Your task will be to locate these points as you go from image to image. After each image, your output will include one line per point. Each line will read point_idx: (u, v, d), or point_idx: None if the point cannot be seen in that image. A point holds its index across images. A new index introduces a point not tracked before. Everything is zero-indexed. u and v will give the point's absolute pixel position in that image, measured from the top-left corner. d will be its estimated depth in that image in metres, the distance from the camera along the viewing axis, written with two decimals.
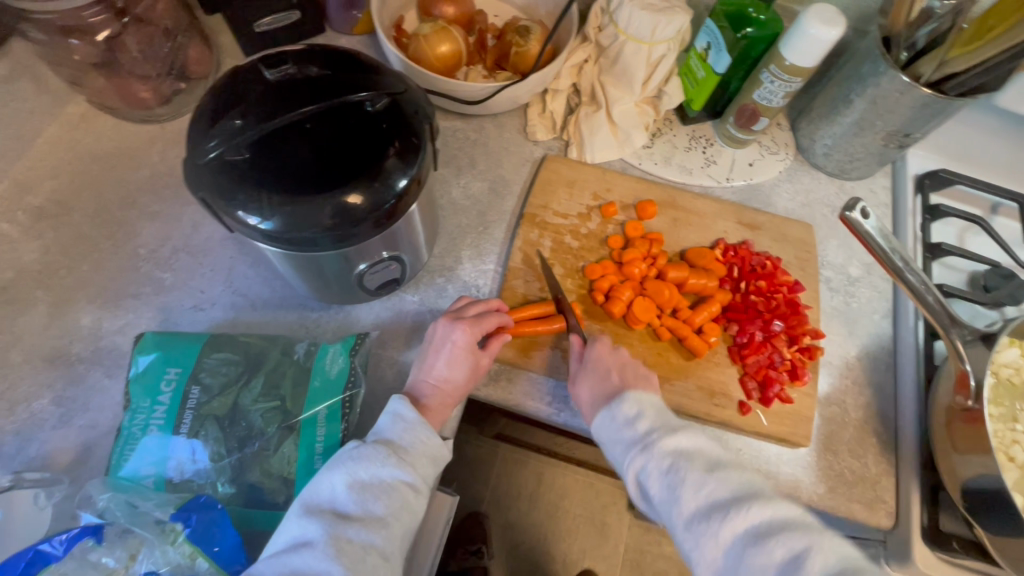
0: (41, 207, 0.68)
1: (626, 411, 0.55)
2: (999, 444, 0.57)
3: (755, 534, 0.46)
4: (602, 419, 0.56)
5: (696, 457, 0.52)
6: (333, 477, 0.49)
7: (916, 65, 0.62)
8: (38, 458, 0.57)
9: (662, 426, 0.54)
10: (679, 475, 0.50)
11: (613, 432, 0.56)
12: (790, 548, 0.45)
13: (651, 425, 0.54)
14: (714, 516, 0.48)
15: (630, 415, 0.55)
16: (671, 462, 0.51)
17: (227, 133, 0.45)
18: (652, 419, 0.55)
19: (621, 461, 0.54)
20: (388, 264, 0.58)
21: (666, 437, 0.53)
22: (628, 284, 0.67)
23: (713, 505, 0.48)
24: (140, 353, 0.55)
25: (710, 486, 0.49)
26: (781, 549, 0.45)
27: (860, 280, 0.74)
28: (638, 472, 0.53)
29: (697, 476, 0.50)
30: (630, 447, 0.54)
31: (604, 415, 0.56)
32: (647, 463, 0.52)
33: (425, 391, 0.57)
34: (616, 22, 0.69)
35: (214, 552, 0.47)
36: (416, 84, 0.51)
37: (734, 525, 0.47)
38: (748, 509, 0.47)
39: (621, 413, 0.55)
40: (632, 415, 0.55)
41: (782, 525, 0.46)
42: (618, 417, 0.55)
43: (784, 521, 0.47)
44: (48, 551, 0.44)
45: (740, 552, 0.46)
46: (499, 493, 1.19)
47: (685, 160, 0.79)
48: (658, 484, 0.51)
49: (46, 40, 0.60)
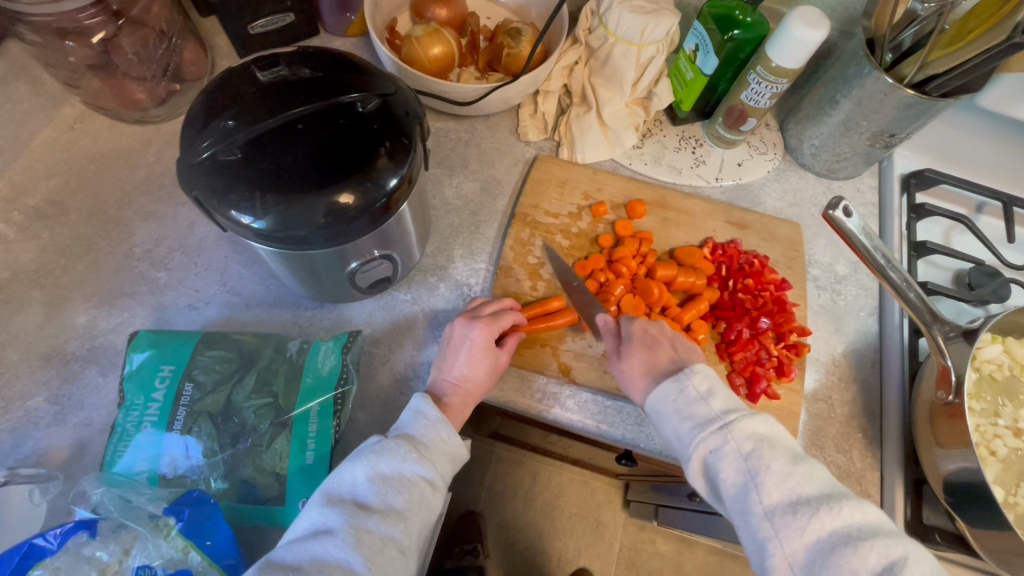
0: (37, 207, 0.69)
1: (697, 387, 0.52)
2: (981, 439, 0.58)
3: (845, 535, 0.42)
4: (666, 391, 0.53)
5: (777, 445, 0.48)
6: (356, 469, 0.50)
7: (899, 67, 0.64)
8: (33, 455, 0.57)
9: (739, 409, 0.50)
10: (762, 461, 0.47)
11: (680, 410, 0.52)
12: (884, 554, 0.41)
13: (726, 406, 0.51)
14: (802, 509, 0.44)
15: (703, 393, 0.52)
16: (752, 447, 0.47)
17: (220, 133, 0.46)
18: (727, 401, 0.51)
19: (689, 438, 0.50)
20: (379, 263, 0.59)
21: (744, 420, 0.49)
22: (618, 283, 0.68)
23: (799, 499, 0.45)
24: (134, 350, 0.56)
25: (795, 478, 0.46)
26: (874, 554, 0.41)
27: (847, 278, 0.75)
28: (710, 452, 0.49)
29: (782, 466, 0.46)
30: (703, 426, 0.50)
31: (669, 388, 0.53)
32: (725, 444, 0.48)
33: (446, 390, 0.59)
34: (606, 24, 0.70)
35: (207, 545, 0.48)
36: (406, 85, 0.52)
37: (822, 522, 0.43)
38: (838, 508, 0.43)
39: (691, 388, 0.52)
40: (704, 393, 0.52)
41: (873, 529, 0.43)
42: (691, 394, 0.52)
43: (873, 525, 0.43)
44: (42, 545, 0.45)
45: (827, 551, 0.42)
46: (495, 492, 1.21)
47: (674, 160, 0.80)
48: (734, 468, 0.47)
49: (42, 42, 0.61)
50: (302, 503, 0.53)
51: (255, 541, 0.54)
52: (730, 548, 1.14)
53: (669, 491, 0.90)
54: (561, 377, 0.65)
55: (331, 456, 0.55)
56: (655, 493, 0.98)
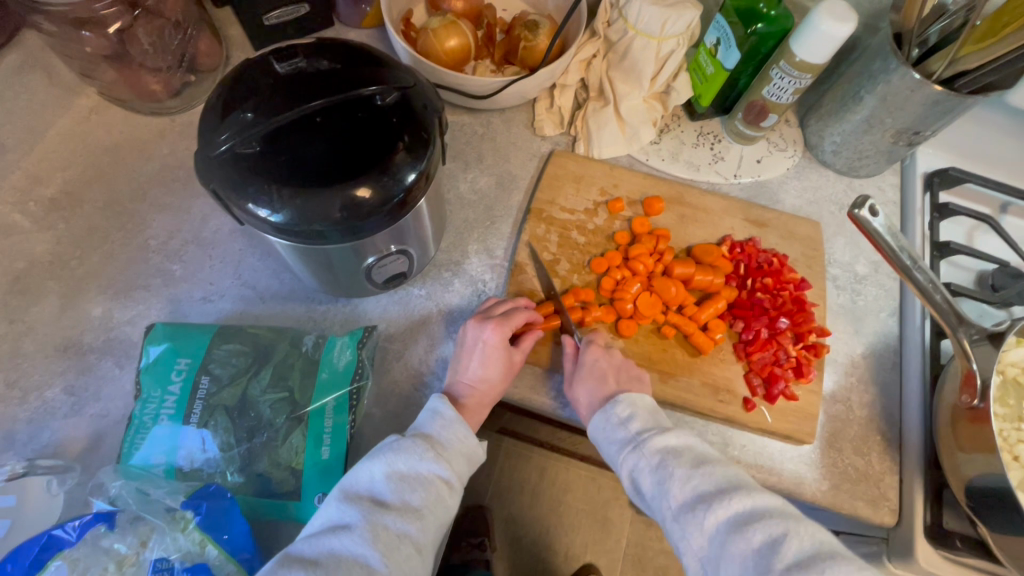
0: (53, 198, 0.69)
1: (619, 412, 0.56)
2: (1004, 443, 0.57)
3: (737, 523, 0.47)
4: (595, 420, 0.57)
5: (686, 453, 0.52)
6: (373, 466, 0.49)
7: (928, 63, 0.62)
8: (50, 446, 0.58)
9: (653, 426, 0.55)
10: (668, 470, 0.51)
11: (604, 431, 0.56)
12: (767, 534, 0.45)
13: (643, 425, 0.55)
14: (701, 506, 0.48)
15: (623, 415, 0.56)
16: (660, 459, 0.52)
17: (238, 126, 0.45)
18: (644, 420, 0.56)
19: (614, 458, 0.55)
20: (395, 258, 0.59)
21: (656, 435, 0.54)
22: (635, 280, 0.67)
23: (700, 497, 0.49)
24: (150, 342, 0.56)
25: (696, 480, 0.50)
26: (759, 535, 0.45)
27: (867, 278, 0.74)
28: (630, 471, 0.53)
29: (684, 471, 0.51)
30: (621, 446, 0.55)
31: (598, 416, 0.57)
32: (639, 461, 0.53)
33: (462, 392, 0.59)
34: (626, 18, 0.69)
35: (224, 539, 0.48)
36: (425, 78, 0.51)
37: (718, 515, 0.48)
38: (728, 500, 0.48)
39: (613, 413, 0.56)
40: (625, 416, 0.56)
41: (760, 513, 0.47)
42: (612, 417, 0.56)
43: (762, 510, 0.47)
44: (62, 536, 0.45)
45: (723, 542, 0.46)
46: (501, 486, 1.18)
47: (692, 156, 0.79)
48: (649, 480, 0.52)
49: (58, 32, 0.61)
50: (318, 498, 0.53)
51: (273, 534, 0.54)
52: None
53: None
54: None
55: (346, 452, 0.55)
56: None
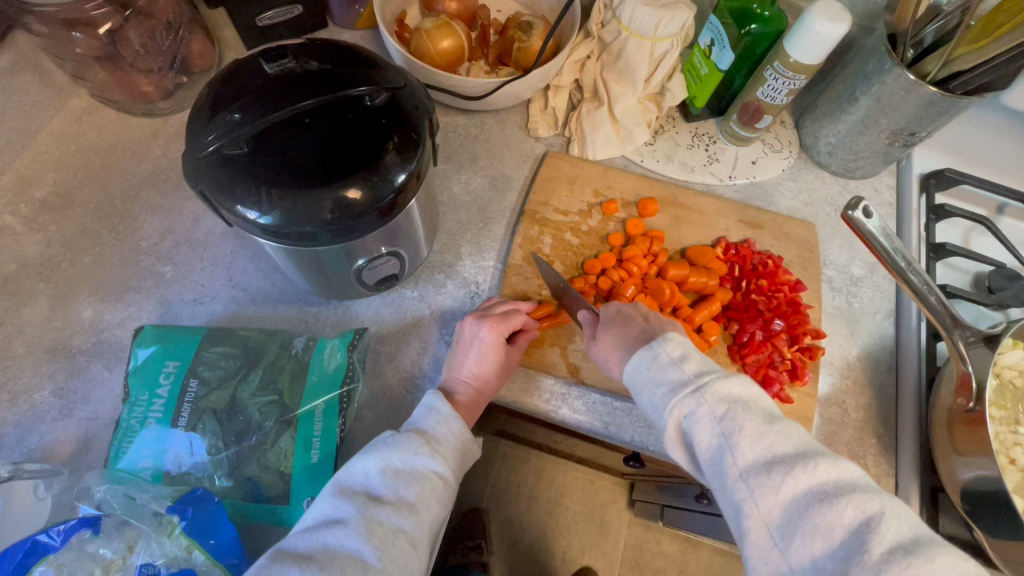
0: (44, 200, 0.68)
1: (670, 351, 0.49)
2: (1000, 447, 0.56)
3: (821, 493, 0.39)
4: (639, 358, 0.49)
5: (753, 405, 0.44)
6: (368, 461, 0.49)
7: (923, 63, 0.62)
8: (38, 449, 0.57)
9: (713, 370, 0.47)
10: (735, 421, 0.43)
11: (652, 372, 0.48)
12: (861, 511, 0.38)
13: (700, 367, 0.47)
14: (776, 468, 0.41)
15: (675, 356, 0.48)
16: (726, 408, 0.44)
17: (225, 126, 0.45)
18: (701, 363, 0.48)
19: (661, 403, 0.47)
20: (387, 259, 0.58)
21: (719, 380, 0.46)
22: (631, 282, 0.67)
23: (774, 459, 0.41)
24: (139, 345, 0.56)
25: (770, 438, 0.42)
26: (850, 511, 0.38)
27: (863, 280, 0.73)
28: (684, 416, 0.45)
29: (757, 426, 0.43)
30: (675, 388, 0.46)
31: (642, 355, 0.49)
32: (698, 407, 0.45)
33: (458, 388, 0.58)
34: (619, 18, 0.69)
35: (210, 545, 0.48)
36: (416, 79, 0.51)
37: (798, 481, 0.40)
38: (815, 466, 0.40)
39: (663, 352, 0.49)
40: (677, 356, 0.48)
41: (850, 485, 0.39)
42: (661, 358, 0.48)
43: (851, 482, 0.40)
44: (46, 541, 0.45)
45: (804, 511, 0.39)
46: (499, 489, 1.20)
47: (687, 158, 0.78)
48: (708, 432, 0.44)
49: (49, 33, 0.60)
50: (306, 503, 0.52)
51: (262, 540, 0.54)
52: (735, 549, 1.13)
53: (674, 492, 0.89)
54: (569, 378, 0.64)
55: (336, 454, 0.54)
56: (660, 493, 0.97)
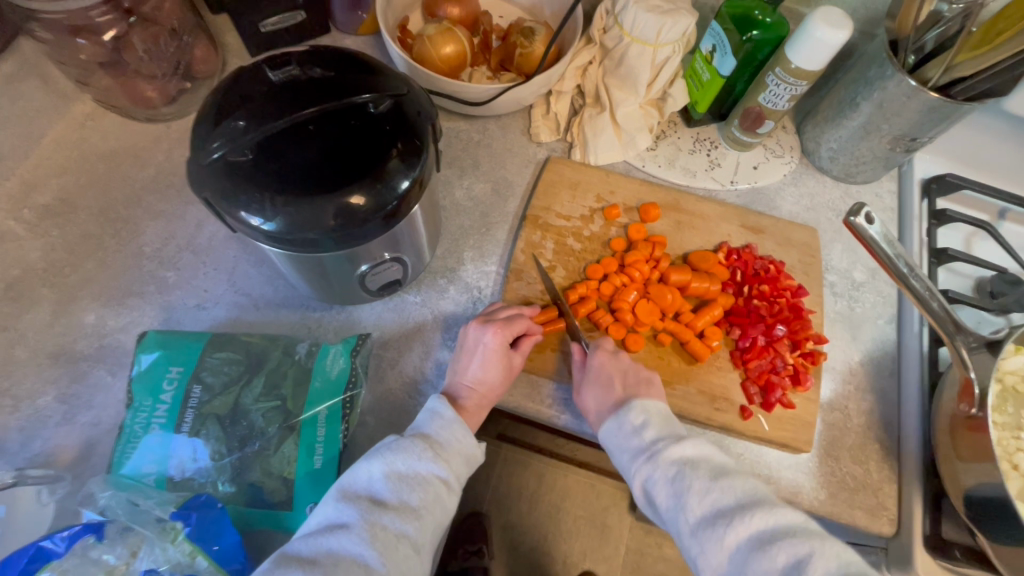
0: (47, 205, 0.69)
1: (634, 420, 0.55)
2: (1003, 452, 0.56)
3: (757, 540, 0.46)
4: (608, 428, 0.56)
5: (702, 464, 0.52)
6: (371, 465, 0.49)
7: (924, 69, 0.62)
8: (41, 454, 0.57)
9: (668, 436, 0.54)
10: (684, 482, 0.50)
11: (619, 440, 0.56)
12: (792, 554, 0.44)
13: (657, 435, 0.54)
14: (719, 521, 0.47)
15: (637, 424, 0.55)
16: (676, 470, 0.51)
17: (230, 134, 0.45)
18: (659, 429, 0.55)
19: (628, 469, 0.54)
20: (389, 265, 0.58)
21: (672, 445, 0.53)
22: (632, 287, 0.67)
23: (718, 512, 0.48)
24: (142, 351, 0.56)
25: (714, 493, 0.49)
26: (782, 554, 0.44)
27: (864, 285, 0.73)
28: (645, 480, 0.52)
29: (702, 484, 0.50)
30: (636, 456, 0.54)
31: (611, 424, 0.56)
32: (654, 472, 0.52)
33: (461, 393, 0.58)
34: (621, 24, 0.69)
35: (214, 550, 0.48)
36: (419, 86, 0.51)
37: (737, 532, 0.47)
38: (749, 516, 0.47)
39: (627, 421, 0.55)
40: (639, 424, 0.55)
41: (783, 531, 0.46)
42: (626, 425, 0.55)
43: (785, 528, 0.46)
44: (49, 548, 0.44)
45: (744, 558, 0.46)
46: (499, 493, 1.17)
47: (689, 163, 0.78)
48: (665, 492, 0.51)
49: (53, 40, 0.61)
50: (310, 508, 0.52)
51: (265, 545, 0.53)
52: None
53: None
54: (571, 383, 0.64)
55: (339, 459, 0.55)
56: None
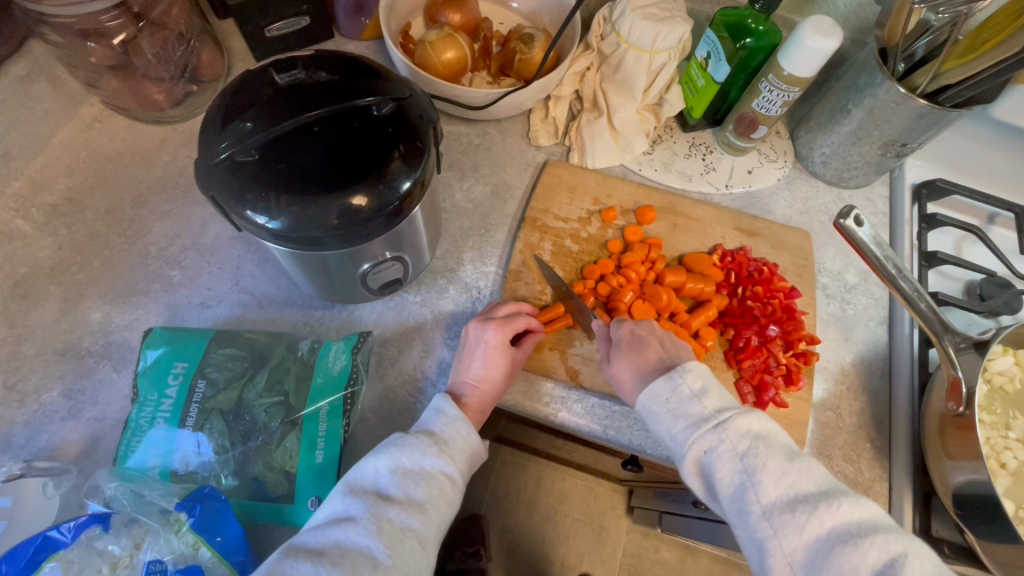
0: (55, 205, 0.70)
1: (690, 385, 0.52)
2: (991, 451, 0.57)
3: (845, 532, 0.43)
4: (658, 389, 0.53)
5: (773, 441, 0.48)
6: (378, 461, 0.50)
7: (912, 76, 0.64)
8: (47, 448, 0.58)
9: (732, 406, 0.51)
10: (757, 459, 0.47)
11: (672, 405, 0.52)
12: (885, 551, 0.41)
13: (719, 403, 0.51)
14: (799, 507, 0.44)
15: (696, 390, 0.52)
16: (748, 445, 0.48)
17: (238, 134, 0.46)
18: (720, 398, 0.51)
19: (683, 437, 0.50)
20: (391, 264, 0.60)
21: (738, 417, 0.49)
22: (628, 288, 0.68)
23: (797, 498, 0.45)
24: (149, 347, 0.57)
25: (792, 476, 0.46)
26: (874, 552, 0.41)
27: (857, 287, 0.75)
28: (705, 451, 0.49)
29: (779, 464, 0.46)
30: (698, 423, 0.50)
31: (662, 385, 0.53)
32: (720, 443, 0.48)
33: (465, 390, 0.59)
34: (618, 31, 0.71)
35: (217, 541, 0.48)
36: (422, 91, 0.53)
37: (822, 520, 0.43)
38: (837, 505, 0.44)
39: (684, 385, 0.52)
40: (697, 390, 0.52)
41: (871, 526, 0.43)
42: (682, 391, 0.52)
43: (872, 522, 0.43)
44: (57, 537, 0.46)
45: (828, 550, 0.42)
46: (498, 495, 1.20)
47: (684, 167, 0.80)
48: (730, 467, 0.47)
49: (65, 43, 0.62)
50: (310, 502, 0.53)
51: (265, 540, 0.54)
52: (733, 556, 1.13)
53: (672, 497, 0.89)
54: (569, 382, 0.65)
55: (340, 455, 0.56)
56: (659, 499, 0.98)
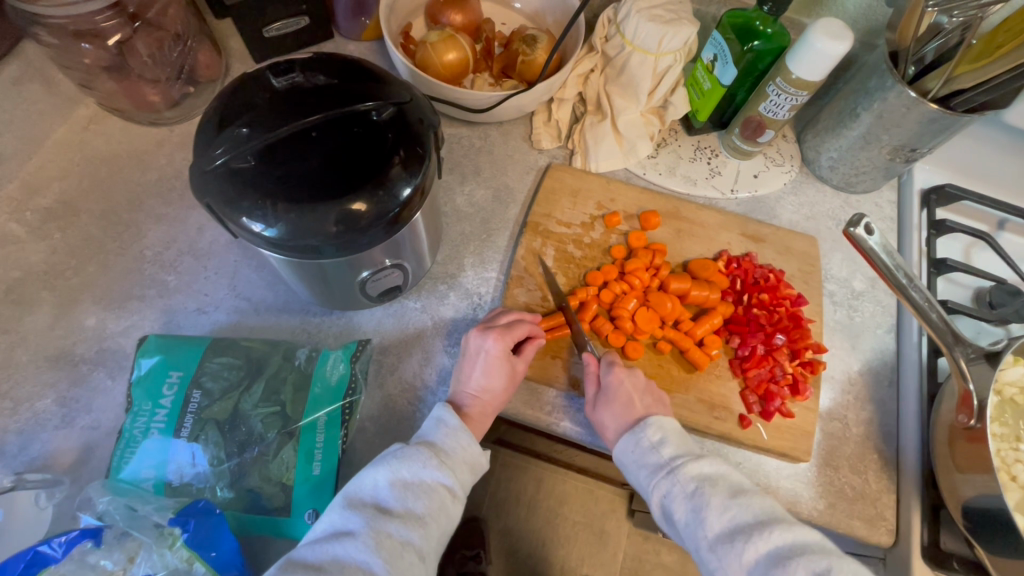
0: (50, 208, 0.69)
1: (650, 436, 0.55)
2: (1001, 464, 0.56)
3: (777, 555, 0.46)
4: (622, 443, 0.56)
5: (721, 481, 0.51)
6: (377, 473, 0.49)
7: (924, 80, 0.62)
8: (40, 458, 0.57)
9: (685, 452, 0.54)
10: (703, 499, 0.50)
11: (634, 456, 0.55)
12: (812, 569, 0.44)
13: (675, 450, 0.54)
14: (738, 537, 0.47)
15: (654, 441, 0.55)
16: (696, 486, 0.51)
17: (233, 141, 0.45)
18: (675, 445, 0.54)
19: (645, 484, 0.54)
20: (390, 271, 0.58)
21: (690, 462, 0.53)
22: (631, 296, 0.67)
23: (736, 528, 0.48)
24: (143, 355, 0.56)
25: (733, 510, 0.49)
26: (802, 572, 0.44)
27: (864, 294, 0.73)
28: (662, 496, 0.52)
29: (721, 500, 0.49)
30: (654, 471, 0.53)
31: (626, 438, 0.56)
32: (673, 487, 0.52)
33: (466, 401, 0.58)
34: (623, 33, 0.69)
35: (212, 557, 0.47)
36: (422, 94, 0.51)
37: (757, 547, 0.46)
38: (770, 532, 0.47)
39: (645, 437, 0.55)
40: (656, 440, 0.55)
41: (802, 547, 0.46)
42: (641, 442, 0.55)
43: (804, 544, 0.46)
44: (47, 553, 0.44)
45: None
46: (499, 497, 1.16)
47: (689, 171, 0.79)
48: (683, 507, 0.51)
49: (58, 44, 0.61)
50: (308, 515, 0.52)
51: (261, 552, 0.53)
52: None
53: None
54: (571, 391, 0.64)
55: (338, 466, 0.55)
56: None
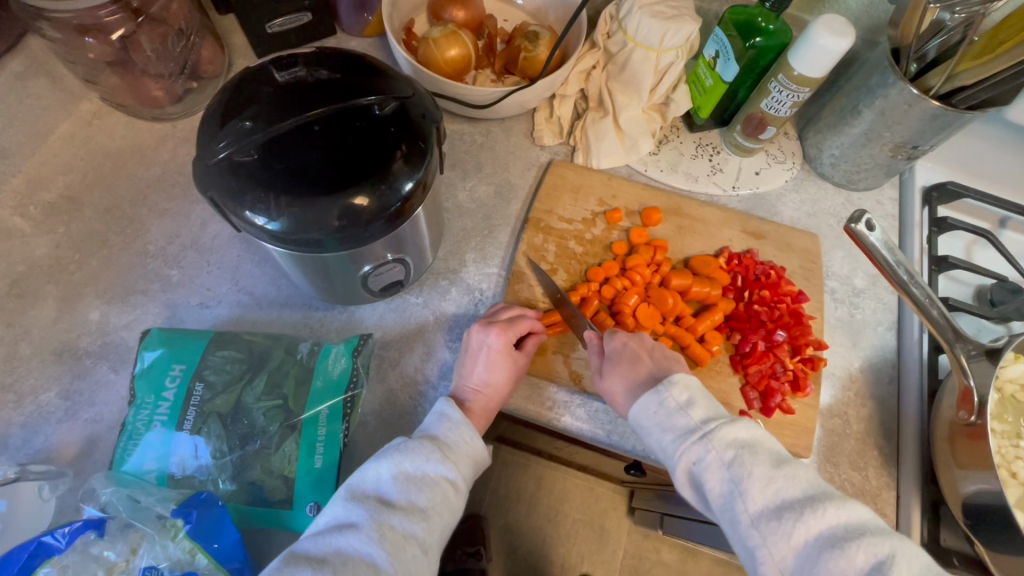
0: (53, 203, 0.69)
1: (676, 397, 0.51)
2: (1002, 460, 0.57)
3: (832, 537, 0.42)
4: (645, 403, 0.52)
5: (760, 450, 0.48)
6: (380, 466, 0.49)
7: (925, 77, 0.62)
8: (43, 450, 0.57)
9: (717, 416, 0.50)
10: (744, 468, 0.47)
11: (660, 420, 0.51)
12: (872, 554, 0.41)
13: (705, 414, 0.50)
14: (786, 514, 0.44)
15: (681, 402, 0.51)
16: (734, 455, 0.47)
17: (236, 134, 0.45)
18: (705, 408, 0.51)
19: (671, 450, 0.50)
20: (392, 266, 0.59)
21: (724, 428, 0.49)
22: (632, 291, 0.67)
23: (783, 504, 0.45)
24: (146, 348, 0.56)
25: (778, 483, 0.46)
26: (861, 555, 0.41)
27: (865, 291, 0.73)
28: (693, 463, 0.49)
29: (765, 472, 0.46)
30: (683, 436, 0.49)
31: (648, 400, 0.52)
32: (706, 455, 0.48)
33: (468, 396, 0.58)
34: (625, 29, 0.69)
35: (214, 548, 0.48)
36: (424, 88, 0.51)
37: (808, 526, 0.43)
38: (823, 509, 0.44)
39: (670, 398, 0.51)
40: (683, 402, 0.51)
41: (857, 529, 0.43)
42: (667, 403, 0.51)
43: (858, 526, 0.43)
44: (51, 543, 0.45)
45: (817, 554, 0.42)
46: (499, 495, 1.17)
47: (690, 168, 0.79)
48: (719, 478, 0.47)
49: (62, 38, 0.61)
50: (310, 508, 0.52)
51: (264, 544, 0.54)
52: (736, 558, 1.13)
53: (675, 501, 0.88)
54: (572, 386, 0.64)
55: (340, 460, 0.55)
56: (660, 501, 0.97)
